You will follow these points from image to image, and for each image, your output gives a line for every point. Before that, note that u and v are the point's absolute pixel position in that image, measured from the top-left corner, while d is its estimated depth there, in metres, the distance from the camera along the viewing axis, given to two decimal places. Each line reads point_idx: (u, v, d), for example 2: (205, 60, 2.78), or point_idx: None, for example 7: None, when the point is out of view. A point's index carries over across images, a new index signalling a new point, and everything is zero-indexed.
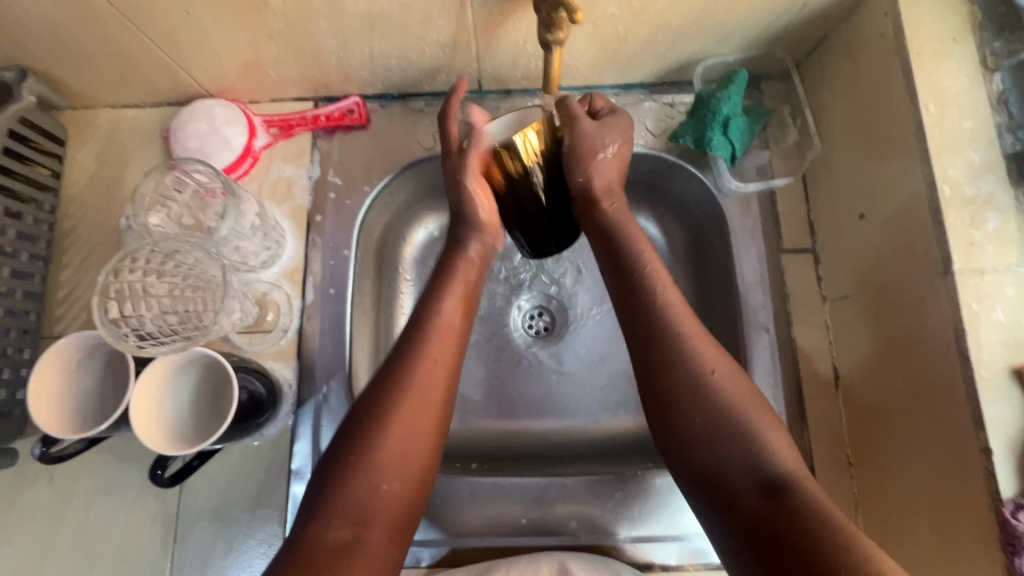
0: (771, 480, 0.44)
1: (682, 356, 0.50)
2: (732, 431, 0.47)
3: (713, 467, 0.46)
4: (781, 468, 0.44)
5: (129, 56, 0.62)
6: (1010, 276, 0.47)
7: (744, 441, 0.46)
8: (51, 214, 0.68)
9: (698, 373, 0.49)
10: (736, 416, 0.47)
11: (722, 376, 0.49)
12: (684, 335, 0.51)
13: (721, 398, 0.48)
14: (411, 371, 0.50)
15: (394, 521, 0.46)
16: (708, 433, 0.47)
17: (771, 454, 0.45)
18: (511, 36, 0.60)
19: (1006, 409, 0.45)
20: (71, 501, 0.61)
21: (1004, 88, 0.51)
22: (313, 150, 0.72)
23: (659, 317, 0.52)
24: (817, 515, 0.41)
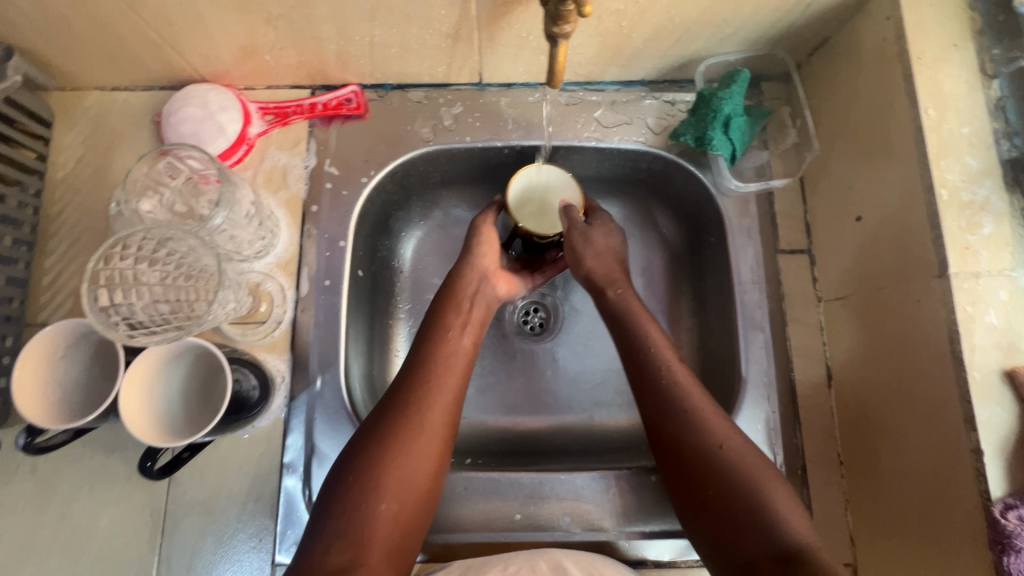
0: (786, 551, 0.45)
1: (693, 433, 0.52)
2: (745, 501, 0.48)
3: (731, 533, 0.48)
4: (793, 539, 0.46)
5: (121, 36, 0.60)
6: (1003, 280, 0.47)
7: (756, 511, 0.47)
8: (36, 198, 0.66)
9: (705, 447, 0.51)
10: (751, 486, 0.49)
11: (739, 446, 0.51)
12: (693, 407, 0.54)
13: (736, 469, 0.50)
14: (417, 400, 0.53)
15: (389, 550, 0.47)
16: (725, 508, 0.49)
17: (786, 524, 0.46)
18: (516, 28, 0.59)
19: (998, 411, 0.46)
20: (55, 492, 0.60)
21: (1001, 95, 0.52)
22: (309, 139, 0.70)
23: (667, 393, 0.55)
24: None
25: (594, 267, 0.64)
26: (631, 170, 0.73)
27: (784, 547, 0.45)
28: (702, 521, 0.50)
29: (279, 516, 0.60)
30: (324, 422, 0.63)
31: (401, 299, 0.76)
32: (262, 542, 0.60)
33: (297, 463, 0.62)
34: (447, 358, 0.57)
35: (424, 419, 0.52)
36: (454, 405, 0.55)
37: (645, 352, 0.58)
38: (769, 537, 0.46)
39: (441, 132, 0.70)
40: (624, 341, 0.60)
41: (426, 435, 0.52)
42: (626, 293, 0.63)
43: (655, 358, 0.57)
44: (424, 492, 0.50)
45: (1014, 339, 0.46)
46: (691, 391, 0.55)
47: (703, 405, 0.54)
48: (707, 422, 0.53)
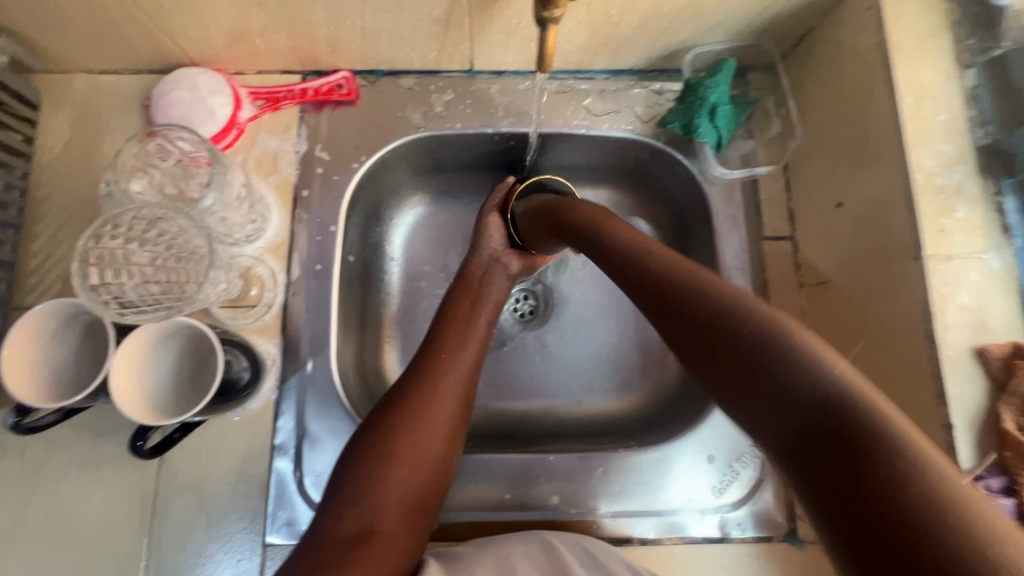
0: (821, 427, 0.29)
1: (744, 356, 0.34)
2: (768, 360, 0.33)
3: (754, 418, 0.33)
4: (811, 377, 0.31)
5: (110, 18, 0.59)
6: (975, 262, 0.49)
7: (788, 374, 0.31)
8: (23, 180, 0.66)
9: (694, 291, 0.39)
10: (775, 351, 0.33)
11: (804, 344, 0.32)
12: (690, 277, 0.41)
13: (747, 332, 0.34)
14: (432, 376, 0.55)
15: (407, 514, 0.49)
16: (744, 367, 0.33)
17: (817, 364, 0.31)
18: (506, 15, 0.60)
19: (969, 387, 0.47)
20: (44, 474, 0.60)
21: (976, 84, 0.53)
22: (300, 124, 0.71)
23: (693, 294, 0.39)
24: (901, 457, 0.27)
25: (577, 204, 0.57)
26: (620, 159, 0.74)
27: (833, 424, 0.29)
28: (710, 376, 0.36)
29: (270, 498, 0.61)
30: (316, 405, 0.63)
31: (393, 287, 0.76)
32: (253, 523, 0.60)
33: (288, 446, 0.62)
34: (459, 335, 0.60)
35: (440, 393, 0.54)
36: (469, 382, 0.56)
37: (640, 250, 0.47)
38: (782, 387, 0.32)
39: (432, 119, 0.71)
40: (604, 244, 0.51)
41: (442, 405, 0.54)
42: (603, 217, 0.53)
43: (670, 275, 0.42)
44: (441, 463, 0.53)
45: (984, 319, 0.48)
46: (713, 282, 0.39)
47: (733, 297, 0.37)
48: (762, 329, 0.34)
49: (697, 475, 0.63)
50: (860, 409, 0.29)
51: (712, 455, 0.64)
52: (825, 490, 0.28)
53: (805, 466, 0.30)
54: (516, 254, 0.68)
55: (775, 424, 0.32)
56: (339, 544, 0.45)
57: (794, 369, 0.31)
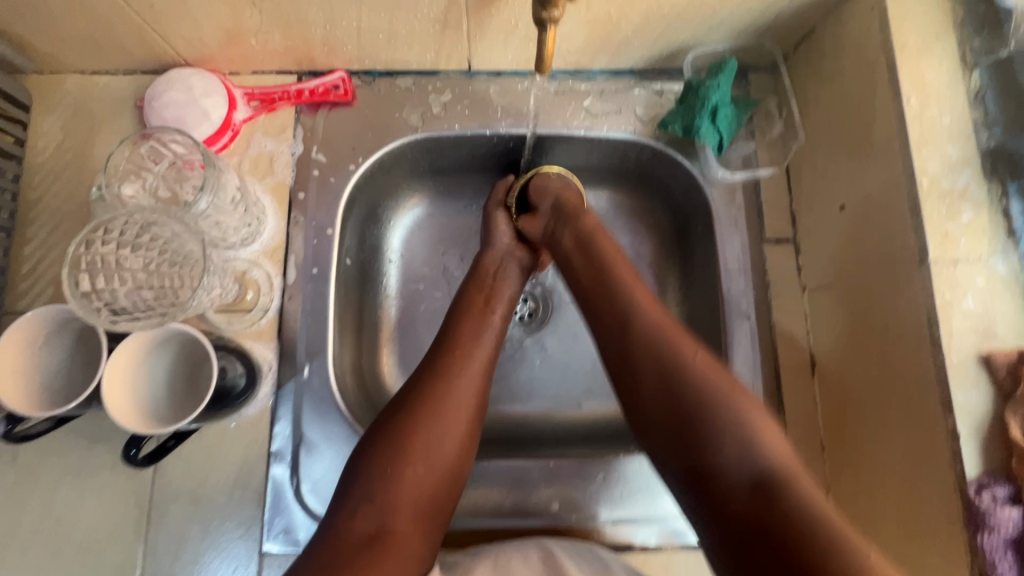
0: (761, 478, 0.43)
1: (693, 420, 0.47)
2: (698, 414, 0.47)
3: (702, 450, 0.46)
4: (743, 467, 0.44)
5: (100, 17, 0.58)
6: (980, 267, 0.49)
7: (733, 432, 0.45)
8: (14, 183, 0.64)
9: (658, 372, 0.49)
10: (716, 407, 0.46)
11: (757, 431, 0.45)
12: (663, 347, 0.50)
13: (693, 382, 0.48)
14: (445, 373, 0.54)
15: (420, 515, 0.48)
16: (677, 420, 0.47)
17: (760, 447, 0.44)
18: (504, 15, 0.59)
19: (975, 394, 0.47)
20: (37, 482, 0.59)
21: (981, 85, 0.53)
22: (296, 125, 0.70)
23: (670, 414, 0.48)
24: (808, 522, 0.39)
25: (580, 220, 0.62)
26: (620, 160, 0.73)
27: (749, 477, 0.43)
28: (665, 440, 0.48)
29: (267, 505, 0.60)
30: (312, 411, 0.63)
31: (391, 289, 0.75)
32: (250, 531, 0.59)
33: (285, 452, 0.61)
34: (471, 331, 0.58)
35: (452, 390, 0.53)
36: (483, 380, 0.55)
37: (639, 327, 0.52)
38: (737, 461, 0.44)
39: (430, 120, 0.70)
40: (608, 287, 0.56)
41: (455, 403, 0.52)
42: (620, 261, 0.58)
43: (654, 361, 0.50)
44: (456, 462, 0.51)
45: (990, 325, 0.48)
46: (696, 369, 0.48)
47: (725, 391, 0.47)
48: (738, 420, 0.45)
49: None
50: (819, 526, 0.39)
51: None
52: (749, 511, 0.42)
53: (738, 502, 0.43)
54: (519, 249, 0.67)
55: (737, 484, 0.43)
56: (352, 546, 0.45)
57: (749, 471, 0.43)
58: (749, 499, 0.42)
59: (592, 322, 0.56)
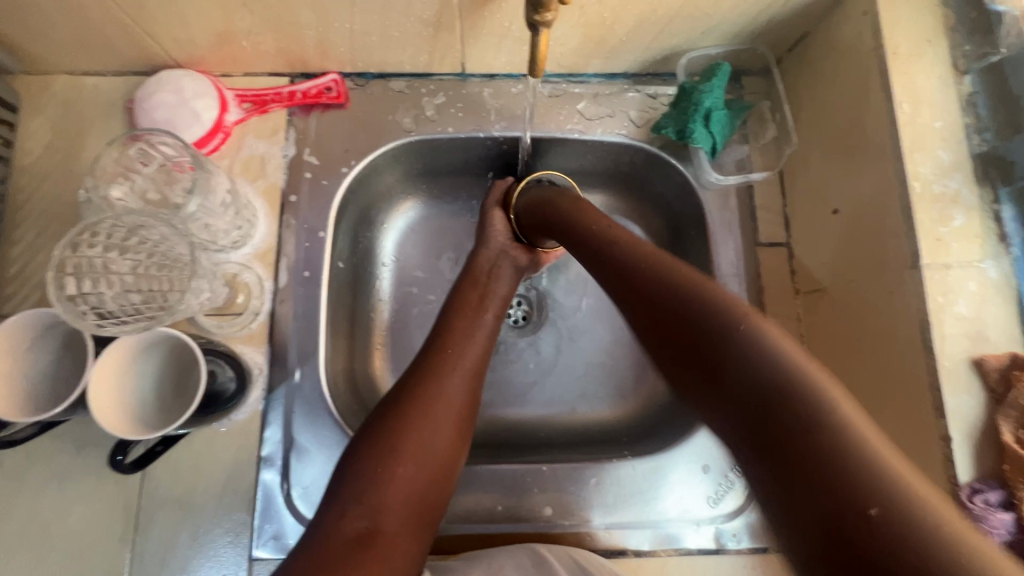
0: (766, 392, 0.29)
1: (700, 335, 0.34)
2: (717, 327, 0.33)
3: (708, 372, 0.32)
4: (774, 369, 0.29)
5: (90, 18, 0.58)
6: (972, 271, 0.49)
7: (727, 341, 0.32)
8: (1, 184, 0.64)
9: (662, 288, 0.39)
10: (730, 315, 0.33)
11: (797, 361, 0.30)
12: (659, 271, 0.41)
13: (709, 303, 0.35)
14: (438, 373, 0.53)
15: (411, 516, 0.46)
16: (690, 338, 0.34)
17: (770, 349, 0.30)
18: (497, 17, 0.59)
19: (967, 399, 0.47)
20: (22, 488, 0.58)
21: (973, 90, 0.53)
22: (288, 127, 0.69)
23: (674, 328, 0.36)
24: (841, 443, 0.26)
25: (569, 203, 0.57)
26: (614, 163, 0.73)
27: (766, 387, 0.29)
28: (673, 362, 0.35)
29: (256, 512, 0.59)
30: (303, 415, 0.62)
31: (384, 292, 0.75)
32: (239, 537, 0.59)
33: (275, 457, 0.61)
34: (465, 332, 0.57)
35: (446, 389, 0.52)
36: (475, 378, 0.55)
37: (638, 256, 0.43)
38: (742, 375, 0.30)
39: (423, 122, 0.70)
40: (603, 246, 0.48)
41: (448, 403, 0.52)
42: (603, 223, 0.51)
43: (656, 289, 0.39)
44: (447, 463, 0.50)
45: (982, 329, 0.48)
46: (699, 284, 0.37)
47: (712, 289, 0.36)
48: (722, 309, 0.34)
49: (692, 486, 0.62)
50: (820, 408, 0.27)
51: (708, 464, 0.63)
52: (760, 445, 0.28)
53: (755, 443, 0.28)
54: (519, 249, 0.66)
55: (733, 405, 0.30)
56: (343, 546, 0.42)
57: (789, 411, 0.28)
58: (747, 428, 0.29)
59: (602, 265, 0.47)
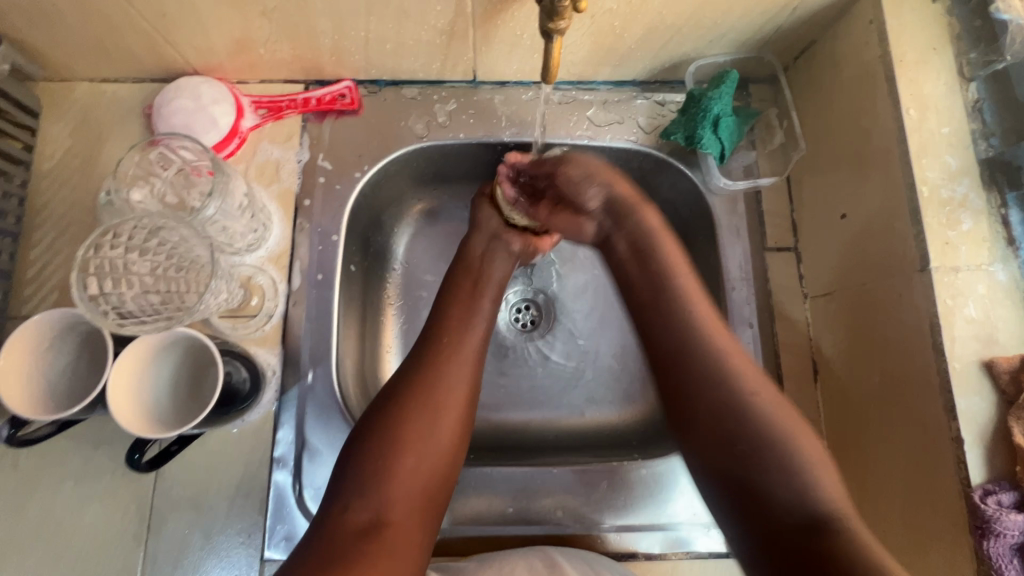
0: (816, 518, 0.41)
1: (754, 457, 0.44)
2: (778, 450, 0.44)
3: (755, 489, 0.44)
4: (827, 503, 0.41)
5: (112, 26, 0.59)
6: (981, 275, 0.49)
7: (791, 468, 0.43)
8: (22, 188, 0.65)
9: (719, 390, 0.47)
10: (788, 449, 0.44)
11: (809, 466, 0.43)
12: (733, 372, 0.48)
13: (762, 417, 0.45)
14: (436, 362, 0.52)
15: (415, 507, 0.46)
16: (746, 454, 0.45)
17: (817, 486, 0.42)
18: (510, 26, 0.60)
19: (978, 401, 0.47)
20: (37, 488, 0.59)
21: (979, 97, 0.54)
22: (302, 133, 0.70)
23: (748, 450, 0.45)
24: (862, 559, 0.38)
25: (642, 233, 0.57)
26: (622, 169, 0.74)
27: (810, 513, 0.41)
28: (713, 465, 0.46)
29: (268, 512, 0.59)
30: (315, 416, 0.63)
31: (394, 296, 0.75)
32: (251, 538, 0.59)
33: (287, 458, 0.61)
34: (458, 317, 0.56)
35: (444, 380, 0.51)
36: (475, 366, 0.53)
37: (716, 355, 0.49)
38: (799, 500, 0.42)
39: (435, 129, 0.71)
40: (678, 328, 0.51)
41: (448, 393, 0.50)
42: (679, 290, 0.53)
43: (724, 401, 0.47)
44: (449, 454, 0.49)
45: (991, 331, 0.48)
46: (764, 411, 0.46)
47: (785, 421, 0.45)
48: (783, 436, 0.44)
49: None
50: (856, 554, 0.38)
51: None
52: (809, 554, 0.39)
53: (783, 539, 0.41)
54: (518, 231, 0.65)
55: (789, 519, 0.41)
56: (351, 540, 0.43)
57: (807, 508, 0.41)
58: (798, 549, 0.40)
59: (655, 335, 0.52)
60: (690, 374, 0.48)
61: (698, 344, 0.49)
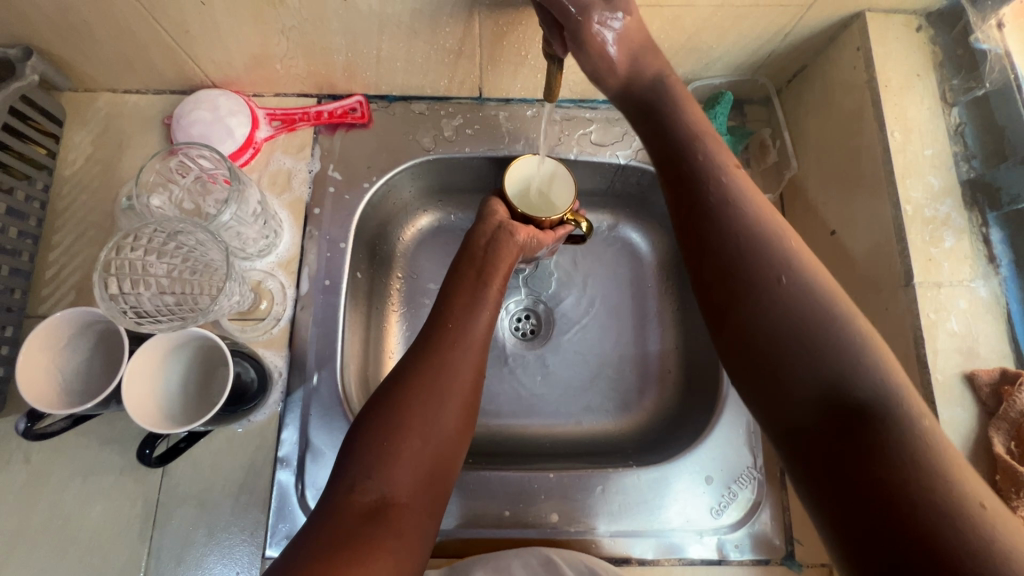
0: (854, 408, 0.37)
1: (790, 346, 0.41)
2: (817, 333, 0.40)
3: (787, 376, 0.41)
4: (868, 393, 0.38)
5: (138, 41, 0.62)
6: (962, 290, 0.52)
7: (832, 355, 0.39)
8: (44, 193, 0.68)
9: (749, 270, 0.44)
10: (829, 334, 0.40)
11: (862, 350, 0.39)
12: (764, 253, 0.44)
13: (802, 299, 0.42)
14: (443, 350, 0.53)
15: (421, 489, 0.47)
16: (780, 342, 0.41)
17: (861, 374, 0.38)
18: (516, 46, 0.63)
19: (960, 411, 0.49)
20: (48, 483, 0.60)
21: (960, 121, 0.57)
22: (314, 144, 0.73)
23: (790, 332, 0.41)
24: (908, 452, 0.35)
25: (678, 122, 0.53)
26: (621, 184, 0.78)
27: (853, 403, 0.38)
28: (742, 356, 0.43)
29: (271, 511, 0.61)
30: (319, 418, 0.64)
31: (397, 302, 0.78)
32: (254, 537, 0.60)
33: (291, 458, 0.63)
34: (464, 304, 0.58)
35: (452, 365, 0.52)
36: (480, 355, 0.55)
37: (760, 237, 0.45)
38: (837, 390, 0.39)
39: (441, 143, 0.74)
40: (709, 210, 0.47)
41: (454, 379, 0.52)
42: (719, 169, 0.49)
43: (763, 277, 0.43)
44: (452, 438, 0.50)
45: (972, 345, 0.50)
46: (802, 285, 0.42)
47: (835, 300, 0.41)
48: (825, 309, 0.41)
49: (695, 496, 0.64)
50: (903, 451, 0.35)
51: (711, 476, 0.64)
52: (848, 446, 0.36)
53: (818, 435, 0.38)
54: (520, 223, 0.65)
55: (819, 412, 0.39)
56: (356, 518, 0.43)
57: (858, 395, 0.38)
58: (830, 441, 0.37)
59: (684, 221, 0.49)
60: (745, 263, 0.44)
61: (758, 237, 0.45)
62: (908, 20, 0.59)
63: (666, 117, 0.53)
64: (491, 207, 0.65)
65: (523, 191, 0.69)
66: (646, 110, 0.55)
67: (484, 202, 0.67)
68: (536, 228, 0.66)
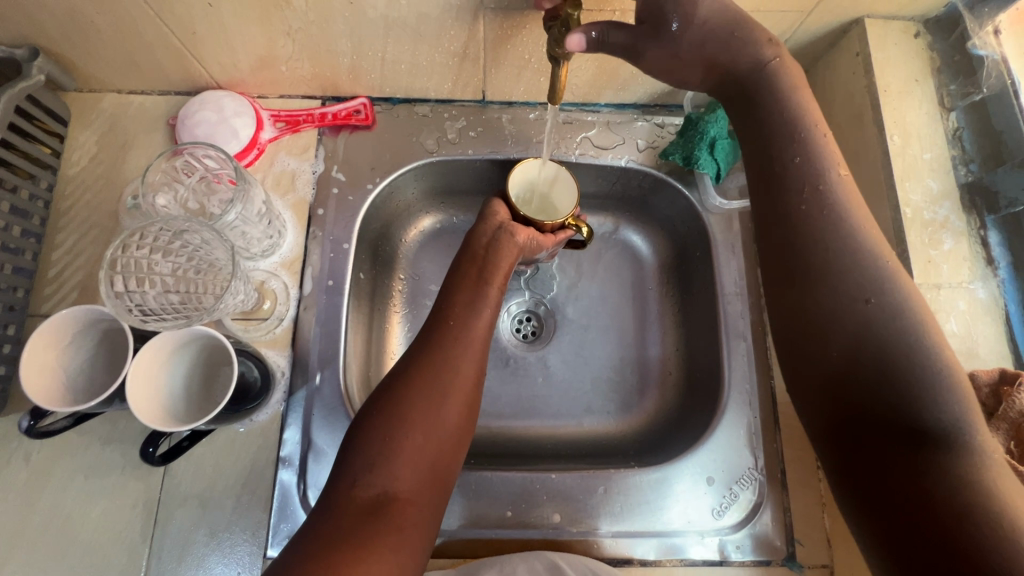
0: (920, 430, 0.41)
1: (866, 362, 0.44)
2: (897, 355, 0.43)
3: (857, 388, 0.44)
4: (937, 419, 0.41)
5: (144, 42, 0.63)
6: (961, 291, 0.52)
7: (908, 378, 0.42)
8: (47, 192, 0.68)
9: (839, 284, 0.47)
10: (912, 359, 0.43)
11: (941, 382, 0.42)
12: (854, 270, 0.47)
13: (886, 322, 0.45)
14: (446, 347, 0.54)
15: (425, 483, 0.47)
16: (857, 357, 0.45)
17: (936, 401, 0.42)
18: (519, 50, 0.64)
19: None
20: (48, 481, 0.60)
21: (959, 125, 0.57)
22: (318, 146, 0.73)
23: (868, 348, 0.44)
24: (960, 480, 0.39)
25: (784, 120, 0.52)
26: (622, 187, 0.79)
27: (921, 425, 0.41)
28: (813, 359, 0.47)
29: (272, 511, 0.61)
30: (322, 418, 0.64)
31: (399, 304, 0.78)
32: (256, 537, 0.60)
33: (293, 458, 0.63)
34: (467, 302, 0.58)
35: (458, 363, 0.53)
36: (482, 352, 0.55)
37: (853, 253, 0.47)
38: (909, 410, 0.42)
39: (445, 145, 0.74)
40: (802, 220, 0.50)
41: (457, 376, 0.52)
42: (822, 176, 0.50)
43: (849, 293, 0.46)
44: (456, 433, 0.50)
45: (971, 346, 0.51)
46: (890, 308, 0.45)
47: (922, 329, 0.44)
48: (912, 335, 0.44)
49: (697, 497, 0.64)
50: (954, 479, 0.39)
51: (712, 476, 0.65)
52: (900, 463, 0.41)
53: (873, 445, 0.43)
54: (520, 225, 0.65)
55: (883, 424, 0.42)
56: (357, 512, 0.44)
57: (925, 418, 0.41)
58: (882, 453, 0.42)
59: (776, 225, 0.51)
60: (832, 273, 0.47)
61: (852, 250, 0.47)
62: (907, 26, 0.60)
63: (764, 116, 0.53)
64: (492, 208, 0.65)
65: (525, 196, 0.70)
66: (744, 108, 0.54)
67: (487, 204, 0.66)
68: (537, 231, 0.66)
